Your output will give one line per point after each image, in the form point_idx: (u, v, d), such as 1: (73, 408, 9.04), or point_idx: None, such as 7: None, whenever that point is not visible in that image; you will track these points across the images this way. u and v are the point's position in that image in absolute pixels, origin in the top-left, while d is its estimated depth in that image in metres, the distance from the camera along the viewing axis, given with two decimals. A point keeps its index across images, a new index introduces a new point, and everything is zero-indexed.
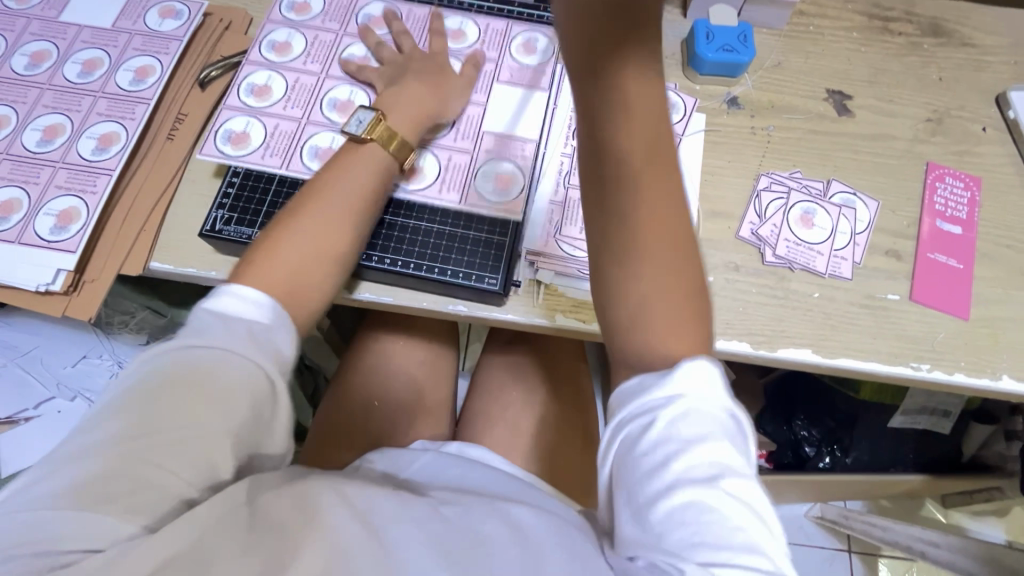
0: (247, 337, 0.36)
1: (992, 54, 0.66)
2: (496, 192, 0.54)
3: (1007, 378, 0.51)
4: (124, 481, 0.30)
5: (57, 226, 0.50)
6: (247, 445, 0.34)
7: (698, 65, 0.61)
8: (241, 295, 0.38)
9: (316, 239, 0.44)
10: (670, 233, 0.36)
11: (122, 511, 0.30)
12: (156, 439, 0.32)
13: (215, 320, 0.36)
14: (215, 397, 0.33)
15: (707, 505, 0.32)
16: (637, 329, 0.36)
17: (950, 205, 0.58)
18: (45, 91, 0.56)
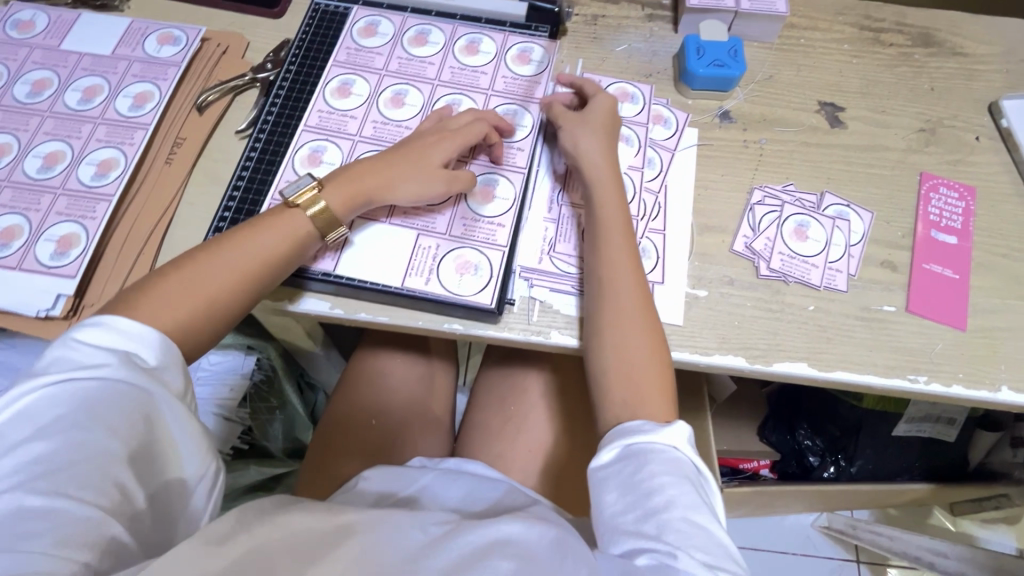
0: (137, 369, 0.40)
1: (985, 63, 0.66)
2: (484, 206, 0.55)
3: (1006, 389, 0.51)
4: (51, 513, 0.34)
5: (58, 252, 0.51)
6: (149, 471, 0.39)
7: (689, 80, 0.61)
8: (117, 324, 0.41)
9: (187, 291, 0.44)
10: (639, 314, 0.49)
11: (54, 542, 0.33)
12: (57, 473, 0.35)
13: (100, 353, 0.40)
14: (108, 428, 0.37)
15: (693, 521, 0.40)
16: (613, 387, 0.48)
17: (944, 215, 0.57)
18: (46, 119, 0.57)
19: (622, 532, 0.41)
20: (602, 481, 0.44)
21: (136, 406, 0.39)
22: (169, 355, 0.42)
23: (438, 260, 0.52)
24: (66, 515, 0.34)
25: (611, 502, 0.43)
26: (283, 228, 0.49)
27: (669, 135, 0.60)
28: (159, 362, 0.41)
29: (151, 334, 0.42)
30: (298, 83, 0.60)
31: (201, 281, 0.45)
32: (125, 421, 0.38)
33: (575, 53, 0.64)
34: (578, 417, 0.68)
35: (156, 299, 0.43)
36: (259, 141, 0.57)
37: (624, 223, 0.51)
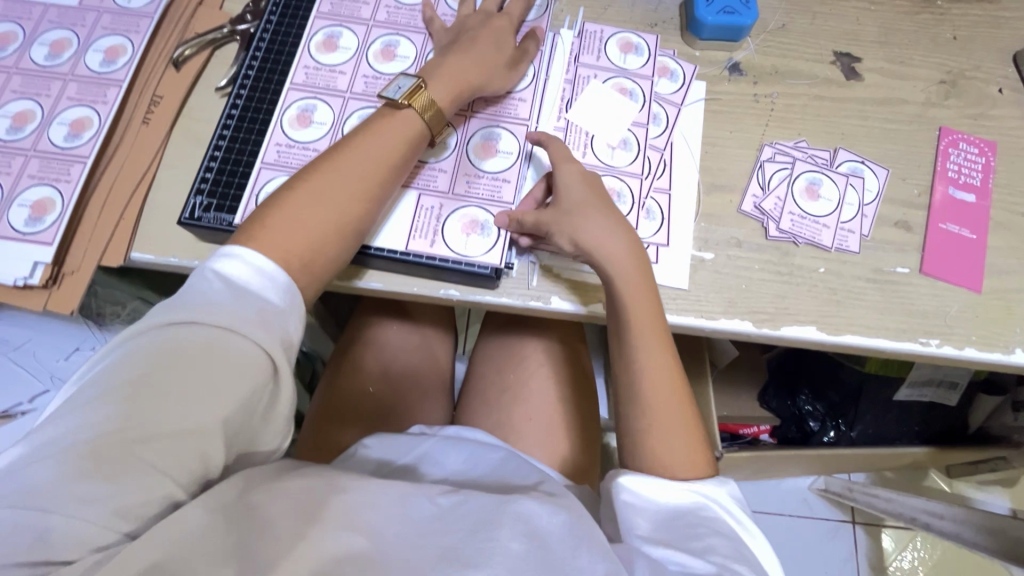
0: (258, 319, 0.38)
1: (1011, 9, 0.62)
2: (483, 158, 0.52)
3: (1020, 352, 0.49)
4: (130, 476, 0.32)
5: (32, 218, 0.48)
6: (238, 434, 0.37)
7: (697, 29, 0.58)
8: (250, 261, 0.40)
9: (320, 211, 0.43)
10: (663, 342, 0.47)
11: (117, 513, 0.32)
12: (163, 415, 0.34)
13: (229, 293, 0.38)
14: (221, 381, 0.35)
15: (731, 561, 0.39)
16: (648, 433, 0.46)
17: (962, 172, 0.55)
18: (12, 76, 0.53)
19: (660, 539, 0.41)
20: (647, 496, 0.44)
21: (254, 362, 0.37)
22: (283, 311, 0.40)
23: (442, 219, 0.50)
24: (163, 462, 0.33)
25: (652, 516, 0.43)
26: (394, 154, 0.47)
27: (675, 89, 0.57)
28: (285, 315, 0.40)
29: (288, 283, 0.41)
30: (279, 35, 0.56)
31: (332, 205, 0.44)
32: (242, 377, 0.36)
33: (575, 1, 0.60)
34: (579, 387, 0.67)
35: (286, 223, 0.42)
36: (239, 97, 0.53)
37: (636, 264, 0.47)
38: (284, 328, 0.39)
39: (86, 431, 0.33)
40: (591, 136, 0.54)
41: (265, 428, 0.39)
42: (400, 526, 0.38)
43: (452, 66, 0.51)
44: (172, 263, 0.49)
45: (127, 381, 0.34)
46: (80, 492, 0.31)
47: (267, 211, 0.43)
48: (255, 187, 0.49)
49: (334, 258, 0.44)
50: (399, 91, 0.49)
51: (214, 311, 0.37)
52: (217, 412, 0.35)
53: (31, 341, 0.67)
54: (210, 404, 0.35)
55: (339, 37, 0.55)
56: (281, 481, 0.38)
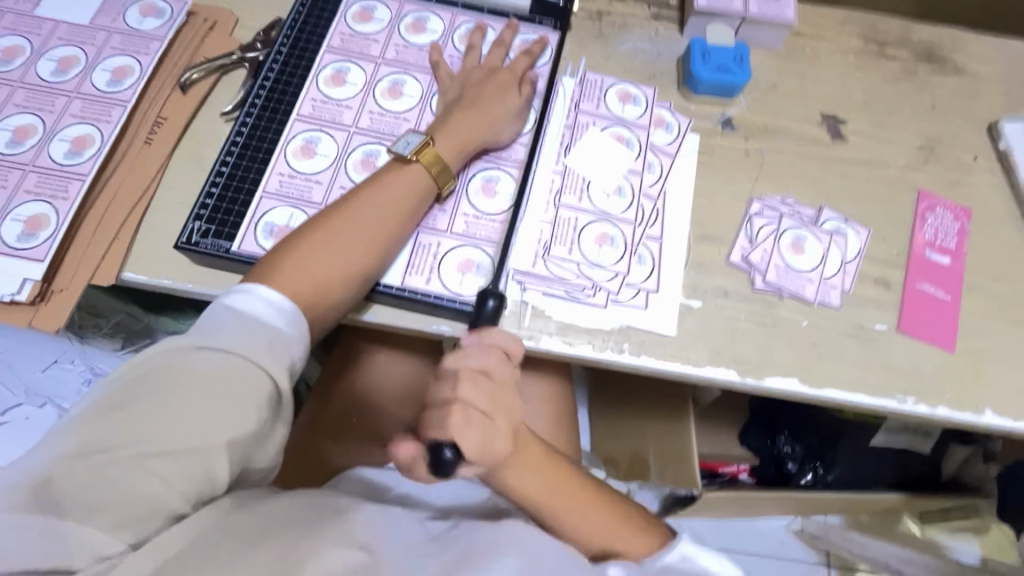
0: (266, 347, 0.39)
1: (986, 83, 0.66)
2: (482, 198, 0.53)
3: (990, 413, 0.51)
4: (132, 492, 0.34)
5: (25, 233, 0.48)
6: (241, 458, 0.38)
7: (693, 84, 0.60)
8: (262, 296, 0.42)
9: (329, 259, 0.45)
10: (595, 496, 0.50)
11: (115, 527, 0.34)
12: (170, 436, 0.35)
13: (238, 322, 0.40)
14: (226, 406, 0.36)
15: None
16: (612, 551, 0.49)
17: (939, 236, 0.57)
18: (16, 89, 0.53)
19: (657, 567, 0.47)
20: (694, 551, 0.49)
21: (259, 387, 0.38)
22: (293, 342, 0.41)
23: (440, 257, 0.51)
24: (167, 480, 0.35)
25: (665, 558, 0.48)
26: (402, 203, 0.49)
27: (670, 140, 0.59)
28: (290, 342, 0.41)
29: (296, 312, 0.43)
30: (289, 66, 0.57)
31: (340, 253, 0.46)
32: (247, 402, 0.37)
33: (578, 50, 0.62)
34: (563, 422, 0.68)
35: (296, 270, 0.44)
36: (245, 124, 0.54)
37: (564, 488, 0.49)
38: (290, 354, 0.40)
39: (96, 452, 0.34)
40: (588, 181, 0.56)
41: (266, 448, 0.40)
42: (395, 540, 0.41)
43: (456, 117, 0.53)
44: (163, 285, 0.49)
45: (137, 402, 0.36)
46: (94, 505, 0.34)
47: (279, 258, 0.45)
48: (256, 215, 0.50)
49: (343, 301, 0.46)
50: (408, 146, 0.51)
51: (222, 338, 0.38)
52: (219, 434, 0.36)
53: None
54: (215, 426, 0.36)
55: (346, 71, 0.56)
56: (271, 499, 0.40)
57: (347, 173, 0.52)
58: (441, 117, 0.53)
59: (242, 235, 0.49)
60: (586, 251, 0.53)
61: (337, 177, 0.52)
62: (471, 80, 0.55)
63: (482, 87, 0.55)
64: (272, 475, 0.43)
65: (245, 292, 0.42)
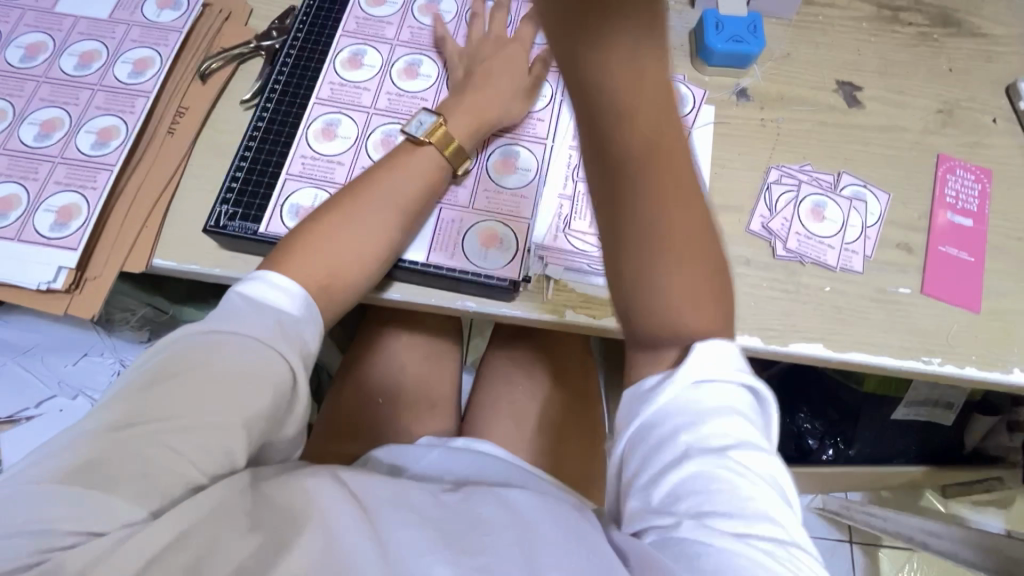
0: (276, 328, 0.40)
1: (1004, 45, 0.65)
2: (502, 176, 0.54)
3: (1018, 371, 0.51)
4: (152, 466, 0.34)
5: (58, 223, 0.49)
6: (263, 437, 0.39)
7: (707, 56, 0.60)
8: (276, 283, 0.43)
9: (346, 240, 0.46)
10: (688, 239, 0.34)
11: (131, 497, 0.32)
12: (190, 413, 0.36)
13: (248, 305, 0.41)
14: (241, 384, 0.37)
15: (711, 475, 0.34)
16: (657, 273, 0.34)
17: (960, 198, 0.57)
18: (41, 84, 0.54)
19: (675, 512, 0.34)
20: (743, 524, 0.33)
21: (273, 368, 0.39)
22: (306, 322, 0.42)
23: (464, 233, 0.52)
24: (187, 455, 0.35)
25: (668, 397, 0.35)
26: (414, 186, 0.50)
27: (686, 113, 0.59)
28: (301, 324, 0.42)
29: (308, 297, 0.43)
30: (306, 51, 0.57)
31: (356, 235, 0.47)
32: (262, 380, 0.38)
33: None
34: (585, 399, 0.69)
35: (314, 250, 0.45)
36: (265, 110, 0.55)
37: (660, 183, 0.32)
38: (302, 336, 0.41)
39: (120, 431, 0.35)
40: None
41: (286, 428, 0.41)
42: (400, 515, 0.37)
43: (473, 95, 0.54)
44: (193, 270, 0.50)
45: (157, 383, 0.37)
46: (114, 477, 0.33)
47: (295, 240, 0.46)
48: (281, 197, 0.51)
49: (362, 277, 0.47)
50: (420, 127, 0.52)
51: (233, 320, 0.39)
52: (236, 412, 0.37)
53: (38, 346, 0.68)
54: (231, 404, 0.37)
55: (360, 54, 0.57)
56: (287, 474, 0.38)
57: (368, 154, 0.53)
58: (455, 98, 0.54)
59: (268, 216, 0.50)
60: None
61: (360, 158, 0.53)
62: (487, 61, 0.55)
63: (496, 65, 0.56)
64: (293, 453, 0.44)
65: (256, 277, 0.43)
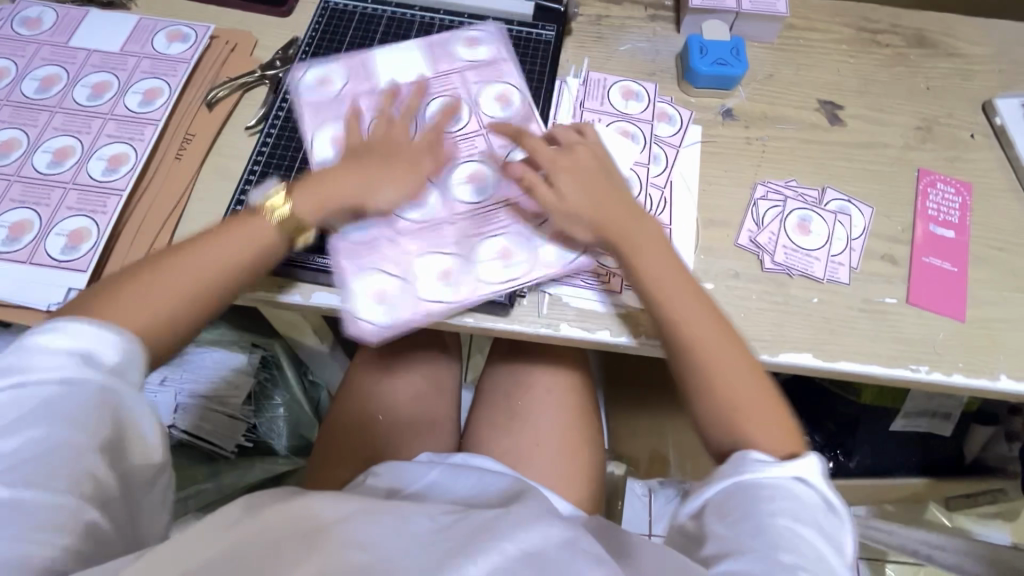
0: (103, 364, 0.39)
1: (979, 63, 0.68)
2: (471, 186, 0.55)
3: (1005, 378, 0.52)
4: (29, 508, 0.34)
5: (68, 246, 0.51)
6: (129, 467, 0.39)
7: (692, 78, 0.63)
8: (81, 328, 0.39)
9: (166, 277, 0.45)
10: (745, 372, 0.47)
11: (26, 538, 0.33)
12: (40, 450, 0.35)
13: (63, 346, 0.38)
14: (73, 417, 0.37)
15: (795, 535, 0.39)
16: (723, 405, 0.46)
17: (941, 210, 0.59)
18: (55, 114, 0.57)
19: (743, 547, 0.39)
20: (806, 571, 0.37)
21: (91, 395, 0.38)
22: (138, 348, 0.41)
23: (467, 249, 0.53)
24: (44, 493, 0.34)
25: (762, 473, 0.41)
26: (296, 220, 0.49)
27: (673, 132, 0.61)
28: (130, 363, 0.40)
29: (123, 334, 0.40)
30: (308, 80, 0.60)
31: (176, 270, 0.45)
32: (84, 408, 0.37)
33: (580, 52, 0.65)
34: (583, 412, 0.69)
35: (142, 292, 0.44)
36: (269, 137, 0.57)
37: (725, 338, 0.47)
38: (135, 373, 0.40)
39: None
40: None
41: (161, 459, 0.41)
42: (399, 534, 0.38)
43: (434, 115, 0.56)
44: None
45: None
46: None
47: (123, 282, 0.44)
48: None
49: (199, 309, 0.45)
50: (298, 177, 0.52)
51: (51, 360, 0.38)
52: (85, 442, 0.37)
53: None
54: (82, 434, 0.37)
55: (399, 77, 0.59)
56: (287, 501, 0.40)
57: None
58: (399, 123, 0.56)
59: None
60: (484, 266, 0.52)
61: None
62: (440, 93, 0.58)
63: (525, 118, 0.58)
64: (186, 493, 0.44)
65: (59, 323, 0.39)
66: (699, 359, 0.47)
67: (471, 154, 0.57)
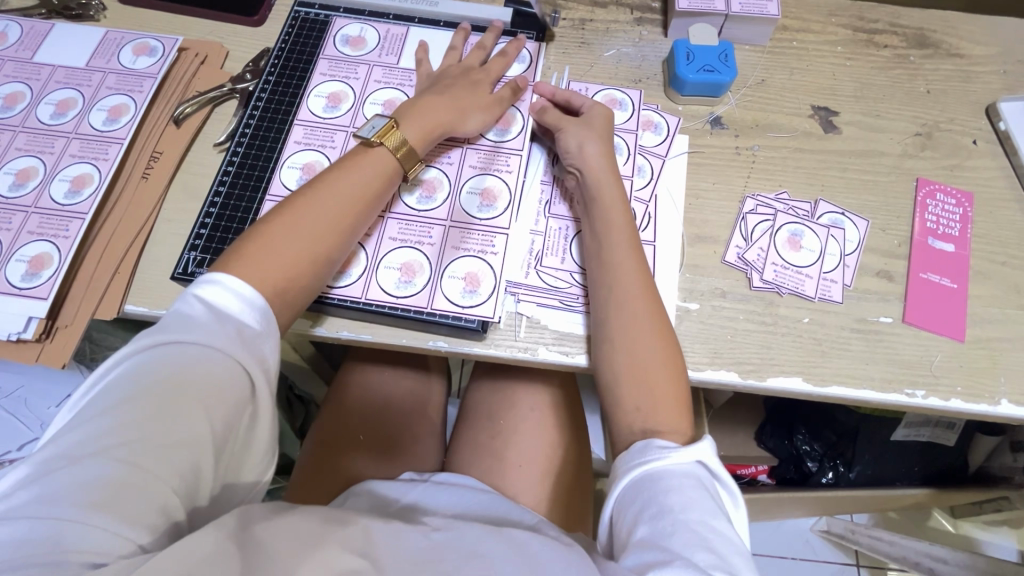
0: (235, 337, 0.40)
1: (982, 64, 0.65)
2: (421, 199, 0.54)
3: (1006, 403, 0.50)
4: (120, 490, 0.33)
5: (29, 273, 0.50)
6: (227, 463, 0.38)
7: (679, 86, 0.60)
8: (233, 289, 0.41)
9: (294, 238, 0.45)
10: (667, 372, 0.46)
11: (112, 524, 0.31)
12: (161, 429, 0.35)
13: (205, 315, 0.40)
14: (195, 397, 0.36)
15: (698, 525, 0.39)
16: (642, 408, 0.46)
17: (941, 222, 0.56)
18: (18, 134, 0.55)
19: (664, 548, 0.38)
20: (712, 561, 0.37)
21: (215, 371, 0.38)
22: (263, 326, 0.42)
23: (441, 270, 0.51)
24: (156, 473, 0.34)
25: (669, 460, 0.42)
26: (369, 185, 0.49)
27: (659, 142, 0.59)
28: (262, 339, 0.41)
29: (265, 308, 0.42)
30: (277, 93, 0.58)
31: (301, 233, 0.45)
32: (211, 385, 0.37)
33: (562, 59, 0.63)
34: (570, 429, 0.67)
35: (264, 253, 0.44)
36: (237, 154, 0.56)
37: (657, 338, 0.47)
38: (261, 351, 0.41)
39: (71, 452, 0.34)
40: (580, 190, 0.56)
41: (251, 452, 0.40)
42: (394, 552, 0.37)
43: (422, 104, 0.53)
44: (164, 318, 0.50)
45: (122, 401, 0.36)
46: (90, 500, 0.32)
47: (249, 239, 0.45)
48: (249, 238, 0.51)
49: (312, 281, 0.46)
50: (373, 130, 0.52)
51: (185, 330, 0.39)
52: (202, 423, 0.36)
53: (23, 387, 0.68)
54: (197, 418, 0.36)
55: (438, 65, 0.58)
56: (279, 514, 0.37)
57: None
58: (409, 104, 0.54)
59: None
60: (383, 271, 0.51)
61: None
62: (447, 86, 0.55)
63: (538, 114, 0.56)
64: (259, 497, 0.42)
65: (212, 283, 0.42)
66: (629, 358, 0.46)
67: (445, 170, 0.55)
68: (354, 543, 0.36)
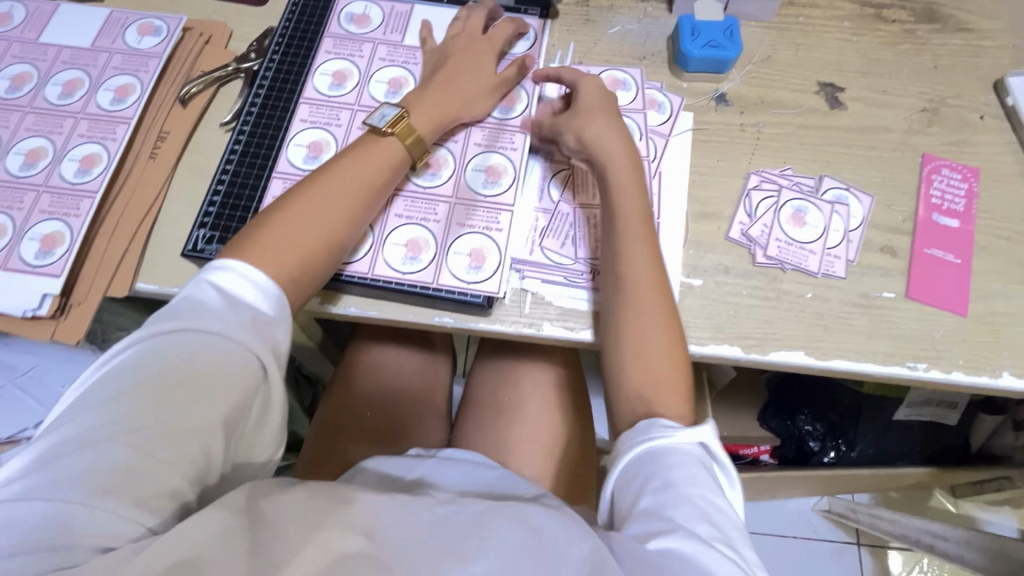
0: (247, 325, 0.40)
1: (991, 39, 0.64)
2: (426, 176, 0.54)
3: (1007, 376, 0.50)
4: (130, 474, 0.34)
5: (42, 251, 0.50)
6: (235, 446, 0.39)
7: (684, 62, 0.60)
8: (246, 276, 0.42)
9: (305, 224, 0.46)
10: (670, 354, 0.47)
11: (121, 508, 0.33)
12: (172, 416, 0.36)
13: (219, 300, 0.40)
14: (207, 383, 0.37)
15: (699, 500, 0.40)
16: (644, 389, 0.46)
17: (946, 198, 0.56)
18: (27, 114, 0.56)
19: (666, 519, 0.39)
20: (711, 534, 0.38)
21: (227, 357, 0.38)
22: (273, 314, 0.42)
23: (446, 247, 0.51)
24: (166, 458, 0.35)
25: (672, 438, 0.43)
26: (379, 173, 0.49)
27: (663, 120, 0.59)
28: (274, 326, 0.42)
29: (276, 296, 0.42)
30: (282, 72, 0.59)
31: (315, 219, 0.46)
32: (223, 372, 0.38)
33: (566, 37, 0.62)
34: (573, 406, 0.68)
35: (276, 239, 0.45)
36: (243, 133, 0.56)
37: (661, 319, 0.47)
38: (273, 338, 0.41)
39: (84, 435, 0.35)
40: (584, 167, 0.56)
41: (263, 433, 0.41)
42: (398, 526, 0.38)
43: (428, 89, 0.54)
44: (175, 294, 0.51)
45: (135, 386, 0.37)
46: (100, 484, 0.33)
47: (262, 224, 0.45)
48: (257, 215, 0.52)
49: (321, 266, 0.46)
50: (382, 119, 0.52)
51: (197, 317, 0.39)
52: (213, 410, 0.37)
53: (37, 366, 0.69)
54: (208, 405, 0.37)
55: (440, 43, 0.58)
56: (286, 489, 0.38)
57: None
58: (415, 93, 0.54)
59: None
60: (388, 248, 0.51)
61: None
62: (451, 70, 0.55)
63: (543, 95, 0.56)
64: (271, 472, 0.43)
65: (225, 270, 0.42)
66: (632, 340, 0.47)
67: (450, 147, 0.55)
68: (359, 520, 0.37)
